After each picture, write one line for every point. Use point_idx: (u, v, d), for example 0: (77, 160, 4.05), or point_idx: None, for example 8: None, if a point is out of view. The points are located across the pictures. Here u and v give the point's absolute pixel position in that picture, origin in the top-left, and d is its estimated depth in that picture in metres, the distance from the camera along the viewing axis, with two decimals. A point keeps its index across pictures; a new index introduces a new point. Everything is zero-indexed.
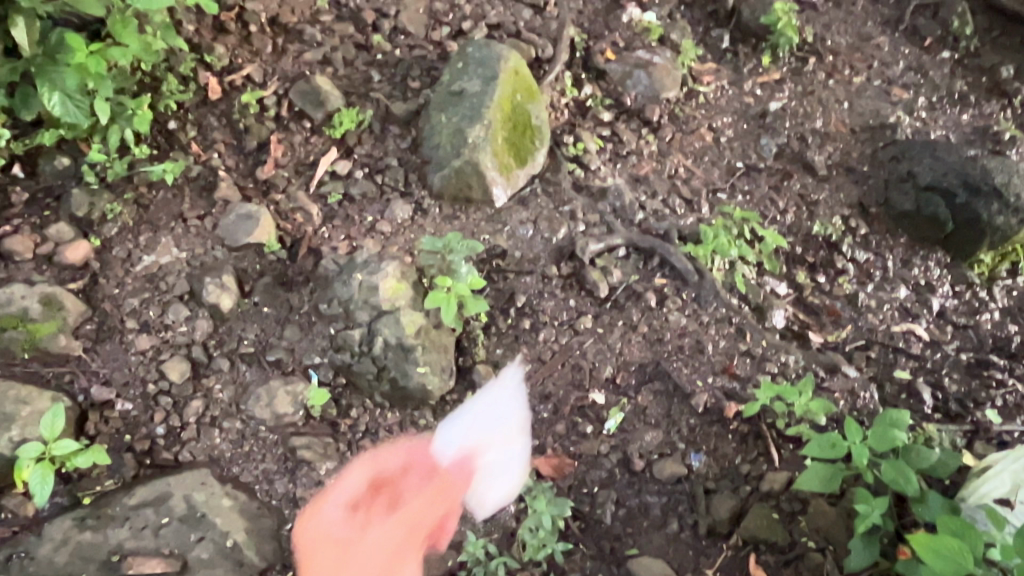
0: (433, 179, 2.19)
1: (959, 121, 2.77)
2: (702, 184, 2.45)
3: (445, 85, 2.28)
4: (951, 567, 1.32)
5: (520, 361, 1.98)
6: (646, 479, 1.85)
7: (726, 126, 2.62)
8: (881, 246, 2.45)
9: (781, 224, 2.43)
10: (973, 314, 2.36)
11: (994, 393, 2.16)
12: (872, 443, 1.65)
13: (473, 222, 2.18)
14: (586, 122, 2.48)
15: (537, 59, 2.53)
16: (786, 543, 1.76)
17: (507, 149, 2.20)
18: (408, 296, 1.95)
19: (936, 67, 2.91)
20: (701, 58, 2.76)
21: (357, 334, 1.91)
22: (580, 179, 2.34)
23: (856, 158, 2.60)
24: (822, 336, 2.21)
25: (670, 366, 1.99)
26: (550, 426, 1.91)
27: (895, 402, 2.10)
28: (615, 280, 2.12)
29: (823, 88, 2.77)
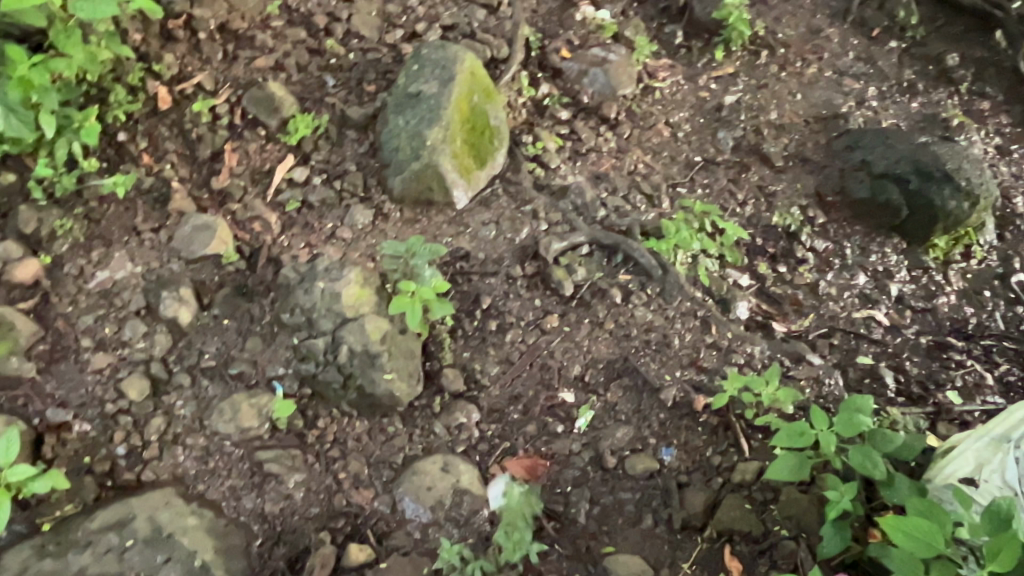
0: (392, 182, 2.18)
1: (908, 109, 2.82)
2: (662, 180, 2.49)
3: (402, 87, 2.27)
4: (920, 546, 1.32)
5: (487, 363, 1.96)
6: (619, 476, 1.82)
7: (682, 121, 2.65)
8: (839, 234, 2.50)
9: (741, 216, 2.46)
10: (931, 298, 2.41)
11: (954, 374, 2.21)
12: (838, 430, 1.66)
13: (435, 225, 2.19)
14: (544, 121, 2.51)
15: (493, 60, 2.53)
16: (760, 533, 1.73)
17: (465, 150, 2.21)
18: (371, 302, 1.92)
19: (884, 58, 2.96)
20: (656, 54, 2.78)
21: (321, 343, 1.86)
22: (541, 178, 2.37)
23: (811, 149, 2.64)
24: (786, 326, 2.24)
25: (638, 362, 1.99)
26: (520, 428, 1.89)
27: (859, 387, 2.12)
28: (581, 277, 2.12)
29: (777, 80, 2.81)
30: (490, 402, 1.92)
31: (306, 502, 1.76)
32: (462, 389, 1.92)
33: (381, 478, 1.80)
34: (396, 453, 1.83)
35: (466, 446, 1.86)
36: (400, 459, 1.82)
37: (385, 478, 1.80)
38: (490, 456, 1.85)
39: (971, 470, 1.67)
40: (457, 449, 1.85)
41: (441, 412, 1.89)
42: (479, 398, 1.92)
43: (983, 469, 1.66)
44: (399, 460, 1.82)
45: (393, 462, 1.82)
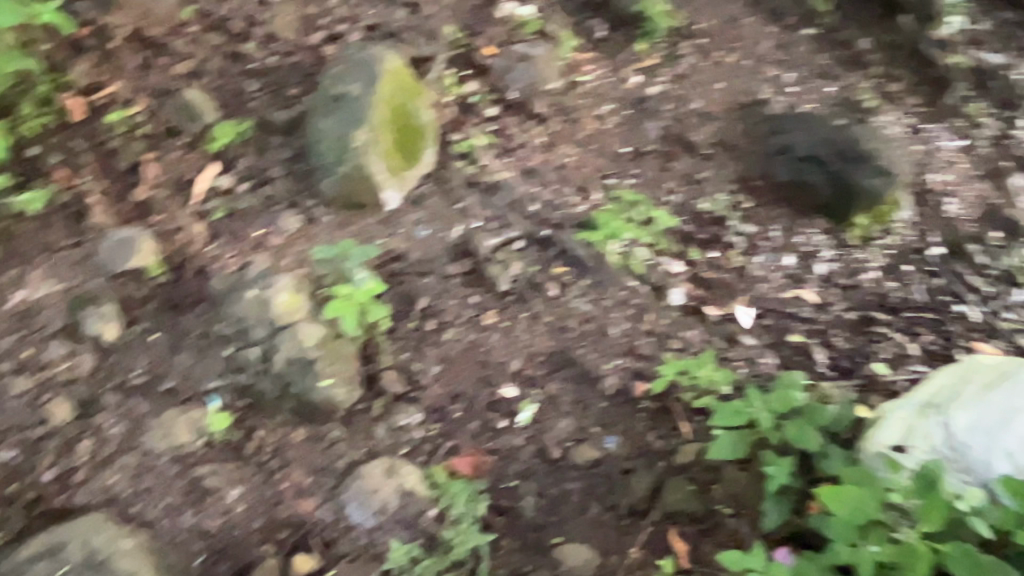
0: (322, 186, 2.16)
1: (825, 94, 2.90)
2: (592, 172, 2.51)
3: (326, 88, 2.22)
4: (857, 513, 1.38)
5: (427, 363, 1.96)
6: (565, 467, 1.83)
7: (609, 114, 2.68)
8: (765, 218, 2.55)
9: (670, 204, 2.51)
10: (855, 275, 2.48)
11: (880, 346, 2.29)
12: (772, 407, 1.71)
13: (367, 227, 2.17)
14: (472, 119, 2.51)
15: (417, 59, 2.52)
16: (703, 512, 1.75)
17: (394, 151, 2.19)
18: (305, 308, 1.87)
19: (799, 45, 3.05)
20: (579, 48, 2.81)
21: (255, 353, 1.82)
22: (472, 175, 2.37)
23: (734, 135, 2.70)
24: (720, 309, 2.28)
25: (577, 353, 2.01)
26: (463, 425, 1.89)
27: (791, 364, 2.18)
28: (516, 272, 2.13)
29: (698, 70, 2.87)
30: (432, 402, 1.91)
31: (248, 516, 1.72)
32: (403, 390, 1.91)
33: (324, 485, 1.77)
34: (338, 459, 1.81)
35: (410, 447, 1.84)
36: (343, 465, 1.80)
37: (329, 484, 1.77)
38: (435, 455, 1.83)
39: (901, 439, 1.71)
40: (401, 450, 1.83)
41: (383, 415, 1.87)
42: (420, 398, 1.91)
43: (912, 437, 1.70)
44: (342, 466, 1.80)
45: (335, 468, 1.80)
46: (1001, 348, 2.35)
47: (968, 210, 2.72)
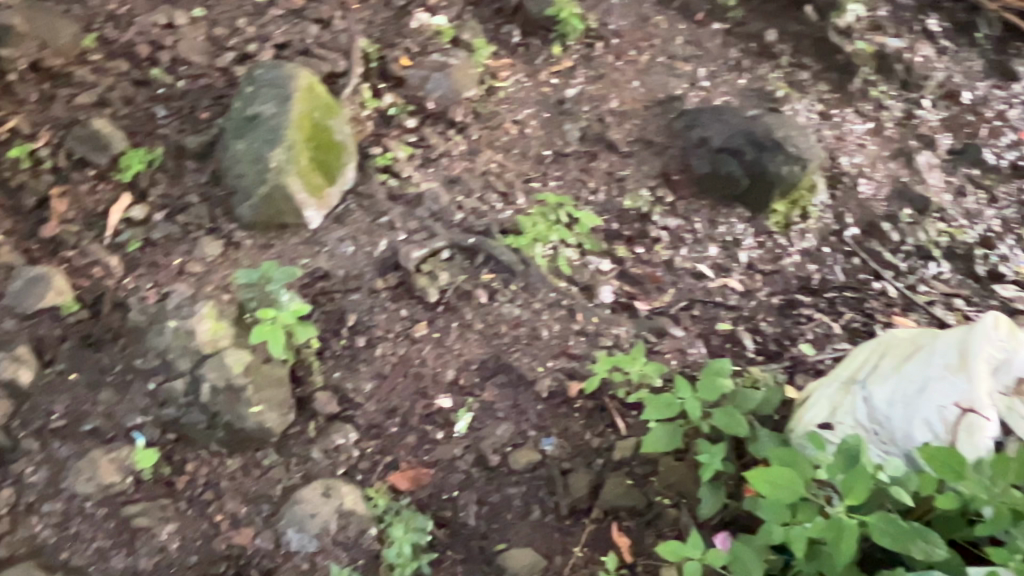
0: (241, 210, 2.12)
1: (737, 86, 2.97)
2: (515, 177, 2.52)
3: (239, 110, 2.20)
4: (785, 493, 1.41)
5: (360, 380, 1.94)
6: (504, 473, 1.84)
7: (529, 118, 2.70)
8: (688, 211, 2.60)
9: (594, 204, 2.54)
10: (777, 261, 2.55)
11: (805, 328, 2.35)
12: (703, 395, 1.74)
13: (291, 247, 2.14)
14: (391, 131, 2.50)
15: (331, 75, 2.49)
16: (644, 506, 1.78)
17: (313, 168, 2.17)
18: (229, 333, 1.87)
19: (710, 40, 3.11)
20: (495, 55, 2.83)
21: (180, 384, 1.80)
22: (394, 188, 2.36)
23: (652, 132, 2.75)
24: (649, 304, 2.32)
25: (510, 358, 2.01)
26: (401, 440, 1.87)
27: (721, 352, 2.22)
28: (444, 282, 2.13)
29: (614, 70, 2.91)
30: (366, 419, 1.89)
31: (183, 552, 1.68)
32: (336, 410, 1.89)
33: (261, 514, 1.74)
34: (274, 486, 1.78)
35: (347, 467, 1.83)
36: (279, 491, 1.77)
37: (266, 513, 1.74)
38: (373, 473, 1.82)
39: (827, 415, 1.79)
40: (338, 471, 1.82)
41: (318, 437, 1.85)
42: (355, 416, 1.89)
43: (837, 413, 1.78)
44: (278, 492, 1.77)
45: (271, 495, 1.77)
46: (918, 321, 2.45)
47: (879, 189, 2.84)
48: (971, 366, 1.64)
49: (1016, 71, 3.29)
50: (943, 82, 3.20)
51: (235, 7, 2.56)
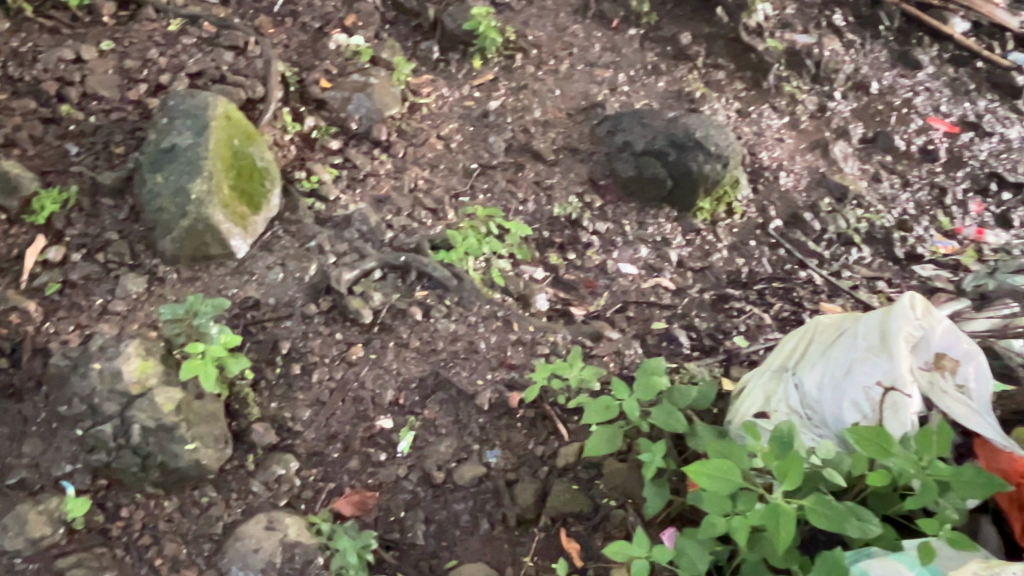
0: (163, 244, 2.07)
1: (656, 89, 3.03)
2: (443, 192, 2.52)
3: (154, 142, 2.15)
4: (726, 485, 1.44)
5: (298, 409, 1.91)
6: (450, 489, 1.83)
7: (453, 133, 2.71)
8: (617, 214, 2.64)
9: (524, 213, 2.56)
10: (706, 257, 2.61)
11: (738, 321, 2.40)
12: (639, 395, 1.76)
13: (218, 278, 2.11)
14: (315, 154, 2.48)
15: (249, 101, 2.45)
16: (590, 509, 1.80)
17: (235, 197, 2.14)
18: (158, 371, 1.82)
19: (627, 45, 3.15)
20: (416, 72, 2.83)
21: (109, 428, 1.74)
22: (321, 212, 2.34)
23: (577, 139, 2.78)
24: (584, 308, 2.35)
25: (450, 373, 2.01)
26: (343, 465, 1.86)
27: (658, 350, 2.26)
28: (378, 302, 2.12)
29: (534, 80, 2.93)
30: (306, 447, 1.87)
31: None
32: (275, 440, 1.86)
33: (202, 554, 1.70)
34: (215, 523, 1.74)
35: (289, 497, 1.80)
36: (220, 529, 1.74)
37: (207, 552, 1.71)
38: (316, 501, 1.80)
39: (762, 404, 1.82)
40: (280, 503, 1.79)
41: (257, 469, 1.82)
42: (295, 445, 1.87)
43: (771, 401, 1.81)
44: (219, 530, 1.74)
45: (212, 533, 1.73)
46: (844, 305, 2.53)
47: (798, 181, 2.93)
48: (892, 346, 1.72)
49: (919, 60, 3.43)
50: (851, 74, 3.32)
51: (145, 38, 2.51)
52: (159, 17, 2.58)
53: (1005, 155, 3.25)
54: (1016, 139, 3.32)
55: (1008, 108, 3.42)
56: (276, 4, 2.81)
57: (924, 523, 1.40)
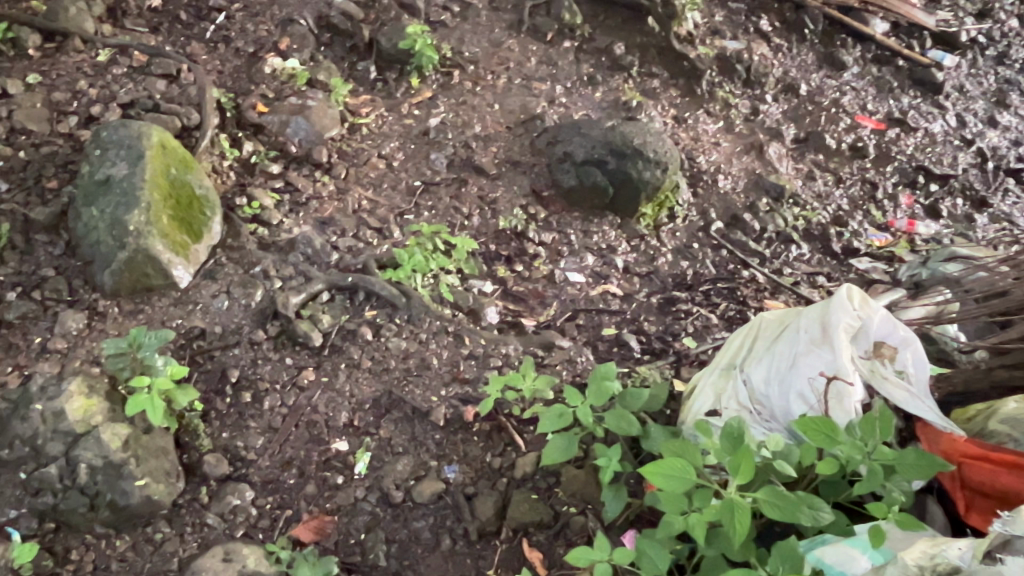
0: (102, 278, 2.02)
1: (593, 100, 3.08)
2: (388, 211, 2.52)
3: (87, 175, 2.11)
4: (681, 483, 1.46)
5: (250, 437, 1.89)
6: (410, 507, 1.82)
7: (395, 151, 2.71)
8: (562, 224, 2.67)
9: (470, 228, 2.57)
10: (651, 262, 2.66)
11: (685, 322, 2.45)
12: (592, 401, 1.78)
13: (161, 310, 2.06)
14: (255, 179, 2.46)
15: (184, 129, 2.42)
16: (551, 517, 1.80)
17: (175, 226, 2.10)
18: (102, 409, 1.78)
19: (562, 58, 3.18)
20: (353, 92, 2.82)
21: (54, 469, 1.69)
22: (265, 237, 2.31)
23: (518, 152, 2.81)
24: (534, 319, 2.37)
25: (403, 392, 2.00)
26: (299, 491, 1.83)
27: (609, 355, 2.28)
28: (327, 324, 2.10)
29: (473, 95, 2.95)
30: (261, 475, 1.84)
31: None
32: (228, 470, 1.83)
33: None
34: (170, 560, 1.71)
35: (246, 527, 1.77)
36: (176, 564, 1.70)
37: None
38: (274, 529, 1.78)
39: (713, 403, 1.85)
40: (236, 533, 1.76)
41: (211, 501, 1.79)
42: (249, 474, 1.84)
43: (722, 399, 1.85)
44: (175, 566, 1.70)
45: (168, 570, 1.69)
46: (787, 302, 2.60)
47: (736, 183, 3.00)
48: (832, 336, 1.77)
49: (844, 61, 3.55)
50: (781, 77, 3.41)
51: (73, 70, 2.46)
52: (87, 48, 2.53)
53: (930, 149, 3.38)
54: (938, 132, 3.46)
55: (930, 104, 3.57)
56: (208, 30, 2.78)
57: (873, 507, 1.45)
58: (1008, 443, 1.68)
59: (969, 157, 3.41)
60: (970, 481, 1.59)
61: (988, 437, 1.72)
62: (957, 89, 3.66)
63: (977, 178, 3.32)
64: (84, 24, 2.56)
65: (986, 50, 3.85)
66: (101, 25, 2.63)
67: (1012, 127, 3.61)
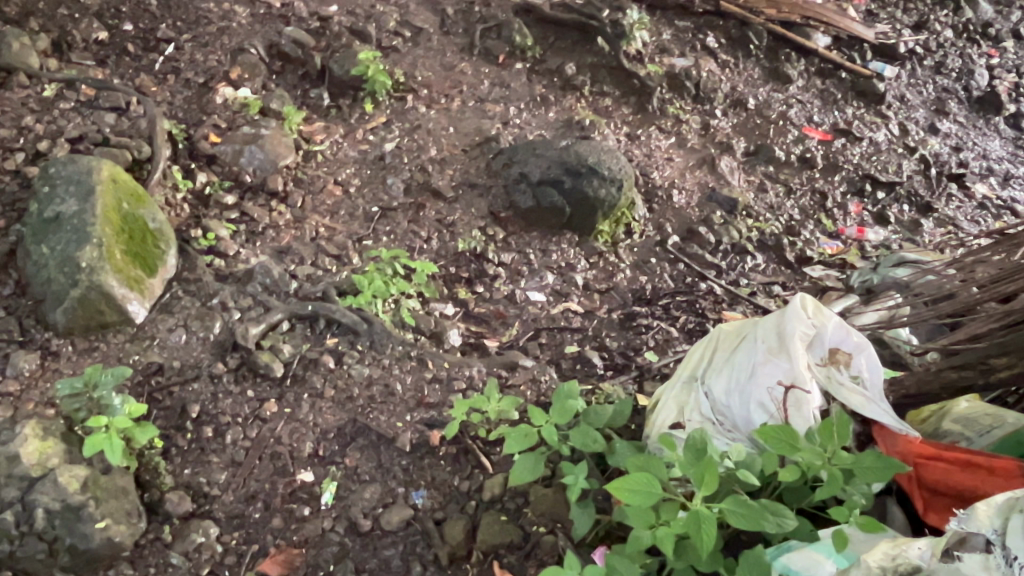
0: (54, 316, 1.98)
1: (547, 120, 3.12)
2: (346, 238, 2.52)
3: (36, 213, 2.08)
4: (648, 497, 1.47)
5: (213, 472, 1.86)
6: (379, 536, 1.80)
7: (351, 177, 2.71)
8: (520, 244, 2.69)
9: (429, 251, 2.57)
10: (611, 278, 2.69)
11: (646, 336, 2.47)
12: (556, 420, 1.79)
13: (117, 346, 2.03)
14: (210, 211, 2.44)
15: (136, 162, 2.39)
16: (521, 538, 1.80)
17: (129, 261, 2.07)
18: (59, 450, 1.74)
19: (514, 79, 3.22)
20: (307, 120, 2.82)
21: (10, 515, 1.64)
22: (221, 268, 2.29)
23: (474, 174, 2.82)
24: (497, 340, 2.37)
25: (368, 419, 1.99)
26: (265, 525, 1.81)
27: (572, 373, 2.29)
28: (288, 354, 2.09)
29: (427, 119, 2.96)
30: (226, 510, 1.81)
31: None
32: (192, 507, 1.80)
33: None
34: None
35: (212, 565, 1.74)
36: None
37: None
38: (241, 565, 1.75)
39: (676, 416, 1.87)
40: (202, 572, 1.73)
41: (175, 540, 1.76)
42: (213, 510, 1.81)
43: (684, 412, 1.87)
44: None
45: None
46: (745, 312, 2.64)
47: (690, 198, 3.05)
48: (789, 345, 1.81)
49: (789, 74, 3.64)
50: (729, 93, 3.49)
51: (19, 106, 2.42)
52: (32, 83, 2.49)
53: (875, 157, 3.48)
54: (883, 141, 3.56)
55: (873, 114, 3.67)
56: (157, 62, 2.76)
57: (835, 511, 1.48)
58: (960, 441, 1.76)
59: (912, 164, 3.51)
60: (927, 480, 1.64)
61: (941, 436, 1.80)
62: (898, 99, 3.78)
63: (921, 184, 3.43)
64: (29, 59, 2.52)
65: (923, 61, 3.98)
66: (46, 59, 2.59)
67: (951, 134, 3.74)
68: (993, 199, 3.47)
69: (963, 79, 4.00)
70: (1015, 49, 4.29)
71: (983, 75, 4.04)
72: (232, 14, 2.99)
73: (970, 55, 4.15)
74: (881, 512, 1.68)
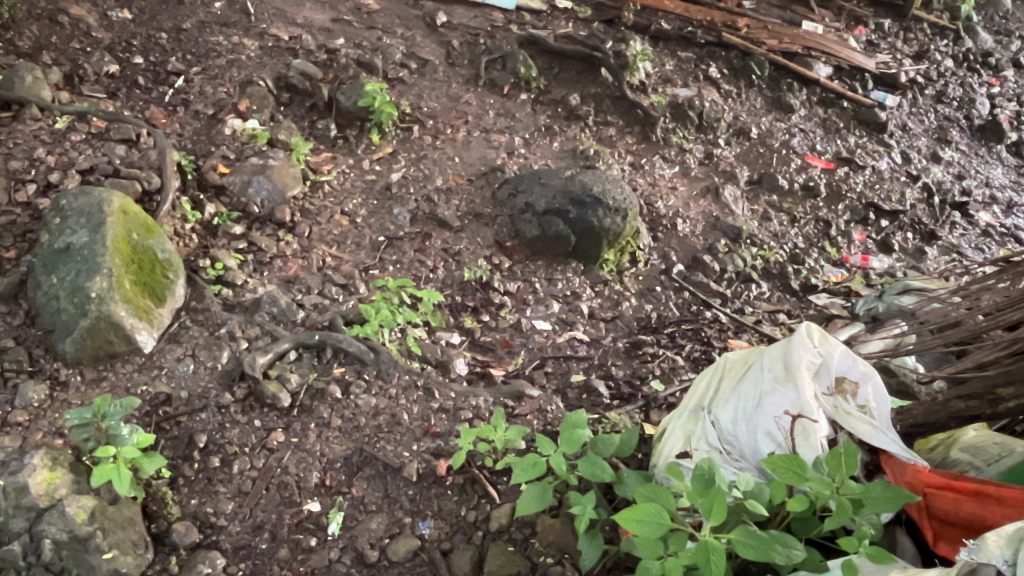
0: (63, 346, 1.99)
1: (552, 150, 3.14)
2: (353, 267, 2.54)
3: (48, 244, 2.10)
4: (657, 528, 1.47)
5: (220, 502, 1.86)
6: (385, 566, 1.80)
7: (358, 207, 2.73)
8: (525, 272, 2.70)
9: (435, 280, 2.58)
10: (616, 306, 2.70)
11: (652, 365, 2.47)
12: (564, 449, 1.79)
13: (125, 376, 2.03)
14: (218, 241, 2.46)
15: (145, 192, 2.42)
16: (528, 569, 1.80)
17: (137, 291, 2.09)
18: (67, 480, 1.74)
19: (519, 110, 3.25)
20: (314, 150, 2.85)
21: (17, 546, 1.66)
22: (229, 298, 2.30)
23: (480, 204, 2.84)
24: (503, 368, 2.37)
25: (375, 449, 1.99)
26: (272, 555, 1.80)
27: (579, 402, 2.29)
28: (295, 383, 2.09)
29: (433, 149, 2.98)
30: (233, 541, 1.81)
31: None
32: (198, 537, 1.80)
33: None
34: None
35: None
36: None
37: None
38: None
39: (683, 445, 1.87)
40: None
41: (181, 570, 1.75)
42: (220, 540, 1.81)
43: (691, 441, 1.86)
44: None
45: None
46: (750, 341, 2.64)
47: (695, 226, 3.07)
48: (796, 374, 1.81)
49: (792, 104, 3.66)
50: (732, 122, 3.51)
51: (31, 138, 2.45)
52: (44, 115, 2.53)
53: (878, 186, 3.50)
54: (885, 169, 3.58)
55: (875, 142, 3.70)
56: (166, 94, 2.79)
57: (844, 542, 1.47)
58: (970, 470, 1.75)
59: (916, 192, 3.53)
60: (936, 510, 1.63)
61: (951, 465, 1.79)
62: (901, 128, 3.80)
63: (924, 213, 3.44)
64: (40, 92, 2.56)
65: (925, 90, 4.01)
66: (58, 91, 2.62)
67: (953, 162, 3.76)
68: (997, 227, 3.48)
69: (964, 108, 4.03)
70: (1015, 78, 4.33)
71: (984, 104, 4.07)
72: (241, 47, 3.03)
73: (971, 84, 4.18)
74: (891, 543, 1.68)
